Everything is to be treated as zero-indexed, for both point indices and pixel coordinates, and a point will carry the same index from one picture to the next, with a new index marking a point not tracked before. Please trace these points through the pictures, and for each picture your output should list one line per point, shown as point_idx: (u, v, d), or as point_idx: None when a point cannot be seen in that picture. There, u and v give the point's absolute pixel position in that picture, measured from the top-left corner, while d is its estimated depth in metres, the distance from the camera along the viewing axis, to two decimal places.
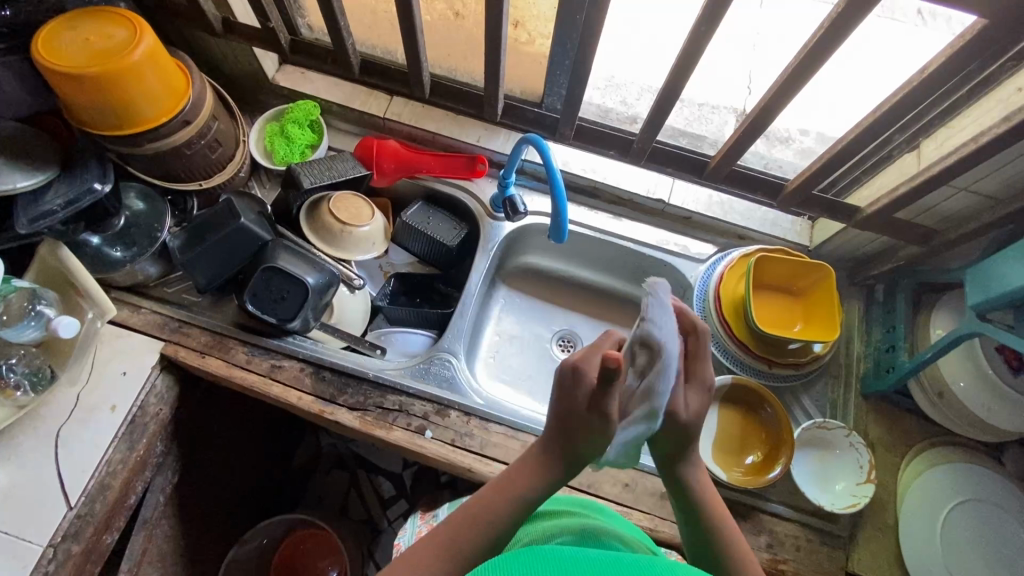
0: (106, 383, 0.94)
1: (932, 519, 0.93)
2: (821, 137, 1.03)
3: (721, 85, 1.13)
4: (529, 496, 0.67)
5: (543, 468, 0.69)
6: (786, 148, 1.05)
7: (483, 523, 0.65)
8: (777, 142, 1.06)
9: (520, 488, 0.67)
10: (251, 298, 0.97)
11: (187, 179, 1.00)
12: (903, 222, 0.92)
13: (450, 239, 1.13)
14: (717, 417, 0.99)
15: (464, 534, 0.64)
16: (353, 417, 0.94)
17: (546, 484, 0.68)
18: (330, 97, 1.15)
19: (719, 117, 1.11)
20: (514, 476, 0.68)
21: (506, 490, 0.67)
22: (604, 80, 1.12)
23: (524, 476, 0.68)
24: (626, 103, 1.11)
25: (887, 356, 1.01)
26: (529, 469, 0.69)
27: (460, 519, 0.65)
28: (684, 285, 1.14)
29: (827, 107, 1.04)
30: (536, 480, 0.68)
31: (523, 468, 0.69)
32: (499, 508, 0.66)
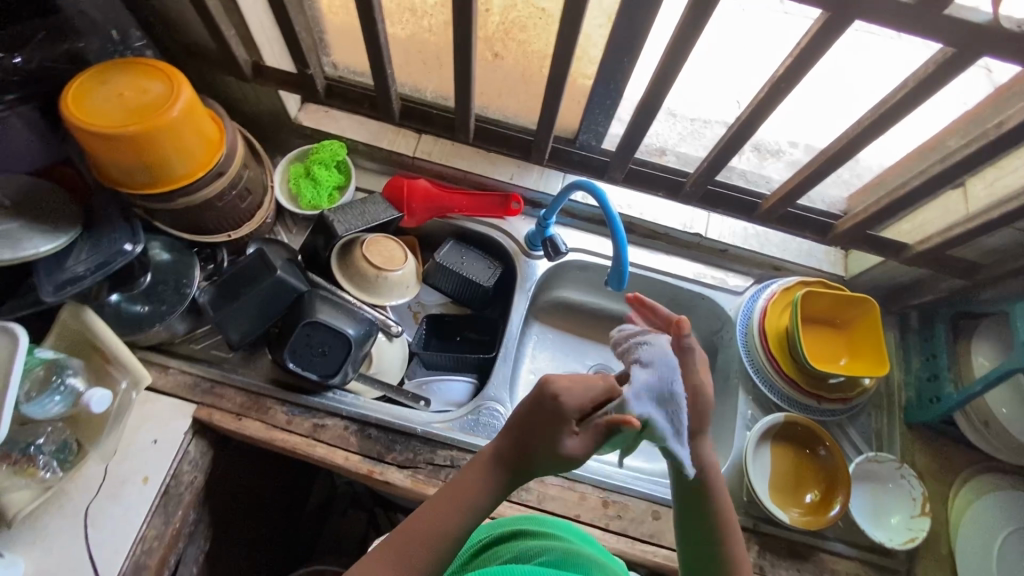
0: (135, 453, 0.88)
1: (987, 548, 0.94)
2: (810, 149, 0.95)
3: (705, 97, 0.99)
4: (483, 501, 0.63)
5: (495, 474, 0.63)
6: (776, 161, 0.99)
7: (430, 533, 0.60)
8: (767, 154, 1.00)
9: (470, 494, 0.63)
10: (291, 355, 0.92)
11: (215, 231, 0.95)
12: (950, 256, 0.92)
13: (485, 279, 1.10)
14: (770, 456, 0.98)
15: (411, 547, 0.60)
16: (405, 477, 0.90)
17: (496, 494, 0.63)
18: (356, 136, 1.11)
19: (712, 131, 1.02)
20: (468, 478, 0.63)
21: (456, 497, 0.62)
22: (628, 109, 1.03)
23: (473, 482, 0.63)
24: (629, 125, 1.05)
25: (929, 385, 1.02)
26: (481, 475, 0.63)
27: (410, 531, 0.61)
28: (723, 318, 1.13)
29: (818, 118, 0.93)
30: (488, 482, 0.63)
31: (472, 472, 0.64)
32: (447, 518, 0.61)
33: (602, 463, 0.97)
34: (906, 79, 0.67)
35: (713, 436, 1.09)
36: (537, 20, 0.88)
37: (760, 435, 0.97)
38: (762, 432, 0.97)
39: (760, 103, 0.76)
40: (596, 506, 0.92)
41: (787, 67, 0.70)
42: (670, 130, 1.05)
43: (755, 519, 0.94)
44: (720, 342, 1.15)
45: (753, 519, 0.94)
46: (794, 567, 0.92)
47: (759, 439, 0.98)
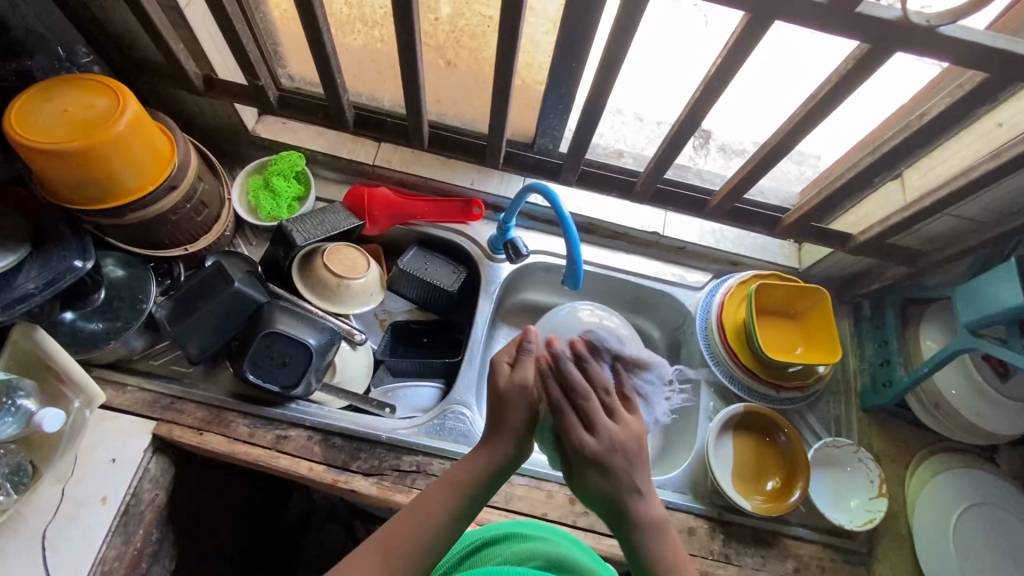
0: (93, 473, 0.86)
1: (942, 525, 0.97)
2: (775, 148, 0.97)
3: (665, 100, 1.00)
4: (473, 483, 0.67)
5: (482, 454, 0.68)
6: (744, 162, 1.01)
7: (423, 527, 0.65)
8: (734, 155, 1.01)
9: (458, 484, 0.67)
10: (251, 366, 0.91)
11: (172, 245, 0.94)
12: (893, 245, 0.96)
13: (449, 284, 1.11)
14: (733, 445, 1.00)
15: (400, 539, 0.64)
16: (371, 484, 0.90)
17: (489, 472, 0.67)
18: (315, 146, 1.11)
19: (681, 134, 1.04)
20: (457, 474, 0.67)
21: (449, 490, 0.67)
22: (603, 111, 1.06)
23: (465, 474, 0.67)
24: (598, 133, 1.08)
25: (882, 370, 1.05)
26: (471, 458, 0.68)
27: (396, 528, 0.65)
28: (684, 314, 1.15)
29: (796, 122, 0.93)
30: (478, 474, 0.67)
31: (464, 464, 0.68)
32: (440, 504, 0.66)
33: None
34: (830, 74, 0.70)
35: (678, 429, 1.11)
36: (484, 29, 0.89)
37: (721, 425, 0.99)
38: (723, 422, 1.00)
39: (698, 103, 0.78)
40: (562, 504, 0.93)
41: (717, 67, 0.72)
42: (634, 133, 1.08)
43: (719, 507, 0.96)
44: (683, 337, 1.17)
45: (717, 508, 0.96)
46: (758, 554, 0.94)
47: (720, 430, 1.00)
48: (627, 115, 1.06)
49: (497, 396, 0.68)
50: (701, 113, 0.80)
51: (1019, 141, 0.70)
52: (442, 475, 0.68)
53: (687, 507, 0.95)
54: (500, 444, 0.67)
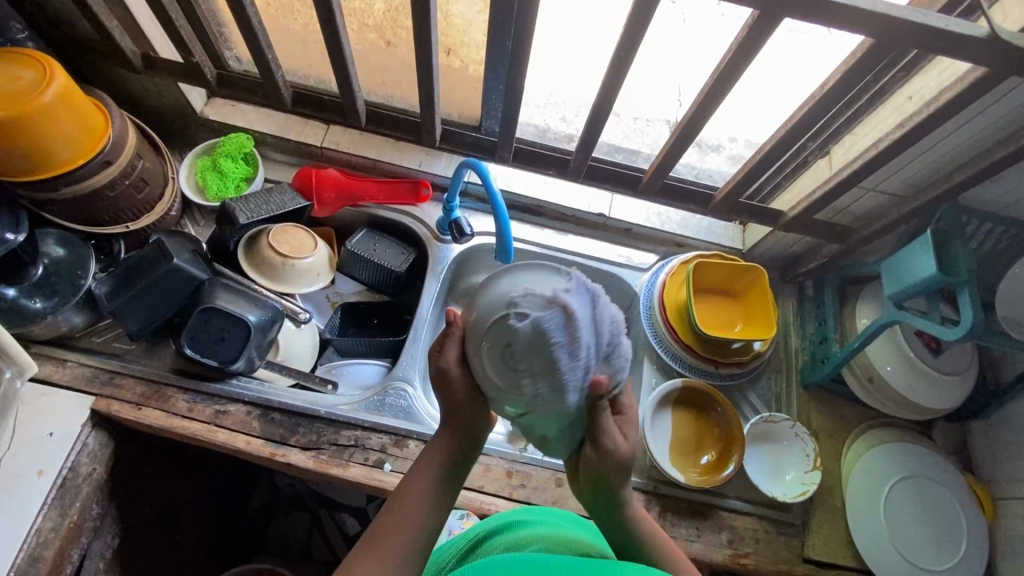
0: (29, 446, 0.87)
1: (875, 497, 0.98)
2: (749, 143, 1.00)
3: (648, 95, 1.01)
4: (451, 457, 0.67)
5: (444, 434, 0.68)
6: (718, 156, 1.04)
7: (405, 520, 0.62)
8: (709, 150, 1.04)
9: (431, 472, 0.66)
10: (189, 342, 0.92)
11: (112, 222, 0.95)
12: (824, 222, 0.98)
13: (397, 265, 1.12)
14: (672, 420, 1.02)
15: (390, 535, 0.61)
16: (308, 457, 0.91)
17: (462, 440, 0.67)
18: (263, 128, 1.12)
19: (654, 128, 1.06)
20: (430, 457, 0.67)
21: (422, 477, 0.65)
22: (543, 97, 1.07)
23: (433, 462, 0.66)
24: (565, 121, 1.09)
25: (821, 347, 1.07)
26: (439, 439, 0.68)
27: (379, 527, 0.62)
28: (631, 294, 1.17)
29: (751, 109, 0.95)
30: (445, 458, 0.67)
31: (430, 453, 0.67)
32: (425, 476, 0.65)
33: (512, 437, 1.00)
34: (731, 44, 0.71)
35: None
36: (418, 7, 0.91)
37: (659, 400, 1.01)
38: (662, 398, 1.01)
39: (614, 73, 0.80)
40: (499, 477, 0.94)
41: (626, 39, 0.74)
42: None
43: (654, 481, 0.97)
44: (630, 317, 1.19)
45: (655, 481, 0.97)
46: (693, 527, 0.95)
47: (659, 405, 1.01)
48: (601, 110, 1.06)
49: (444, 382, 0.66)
50: (618, 84, 0.82)
51: (921, 111, 0.72)
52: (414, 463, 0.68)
53: None
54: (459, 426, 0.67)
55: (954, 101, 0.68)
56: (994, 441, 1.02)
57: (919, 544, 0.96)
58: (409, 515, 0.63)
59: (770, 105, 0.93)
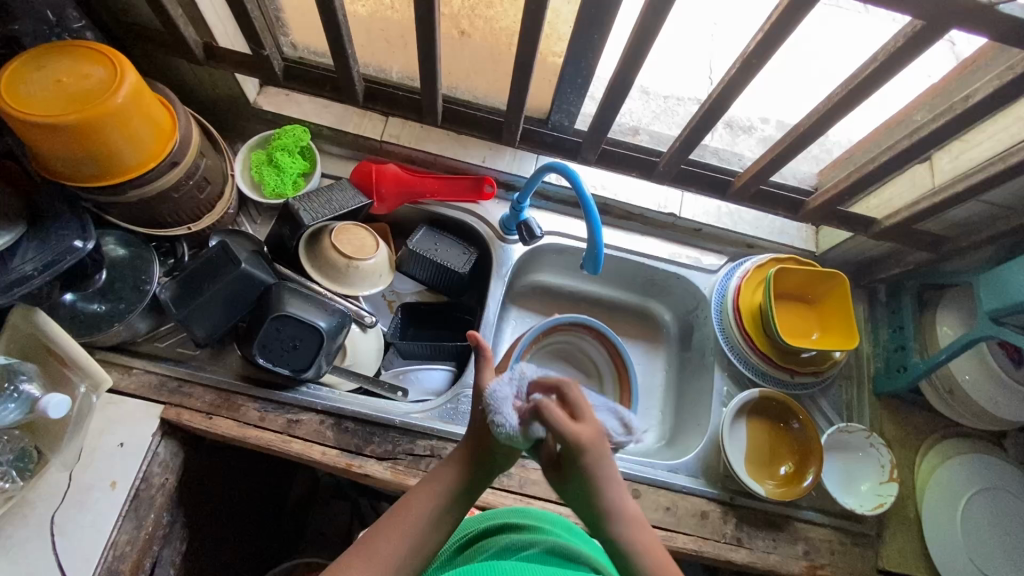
0: (101, 457, 0.85)
1: (951, 509, 0.98)
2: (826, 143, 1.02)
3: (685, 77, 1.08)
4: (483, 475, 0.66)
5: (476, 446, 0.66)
6: (748, 137, 1.05)
7: (401, 533, 0.60)
8: (740, 131, 1.05)
9: (441, 487, 0.64)
10: (261, 350, 0.89)
11: (174, 224, 0.91)
12: (917, 231, 0.94)
13: (460, 266, 1.08)
14: (747, 430, 1.00)
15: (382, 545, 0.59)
16: (385, 468, 0.89)
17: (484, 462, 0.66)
18: (320, 120, 1.07)
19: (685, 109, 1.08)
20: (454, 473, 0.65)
21: (428, 495, 0.64)
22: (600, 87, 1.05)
23: (443, 480, 0.65)
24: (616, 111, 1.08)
25: (897, 355, 1.05)
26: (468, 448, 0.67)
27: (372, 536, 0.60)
28: (698, 297, 1.14)
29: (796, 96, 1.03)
30: (456, 481, 0.65)
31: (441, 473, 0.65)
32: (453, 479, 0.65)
33: None
34: (876, 52, 0.65)
35: (689, 413, 1.11)
36: None
37: (736, 410, 0.99)
38: (739, 407, 0.99)
39: (729, 80, 0.75)
40: None
41: (754, 44, 0.69)
42: (647, 112, 1.08)
43: (731, 492, 0.97)
44: (695, 320, 1.16)
45: (730, 492, 0.96)
46: (770, 538, 0.94)
47: (735, 415, 1.00)
48: (635, 90, 1.08)
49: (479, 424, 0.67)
50: (728, 91, 0.77)
51: None
52: (421, 480, 0.66)
53: (701, 491, 0.95)
54: (481, 444, 0.67)
55: None
56: None
57: (995, 559, 0.95)
58: (408, 529, 0.60)
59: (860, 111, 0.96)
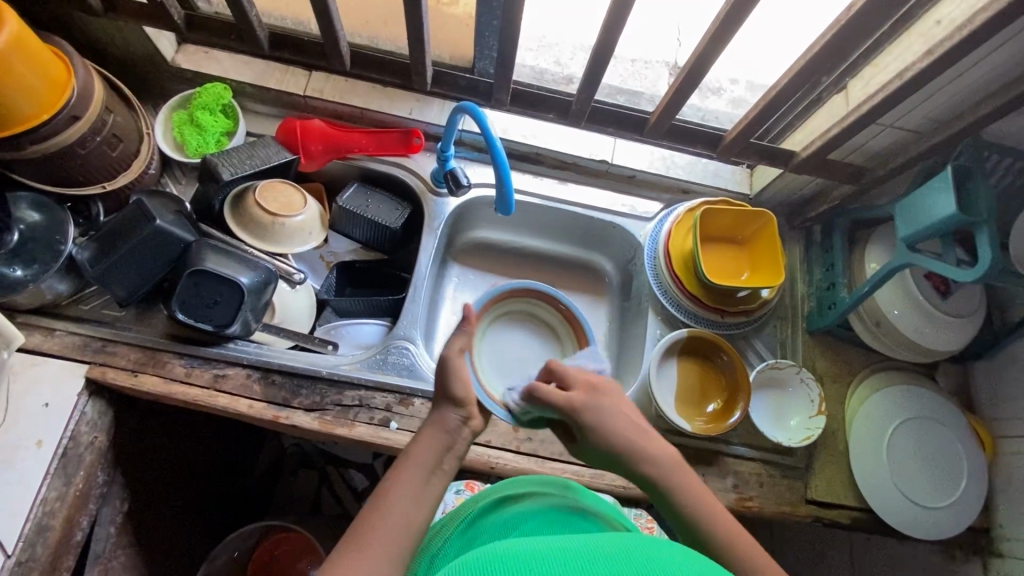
0: (26, 417, 0.85)
1: (878, 438, 1.00)
2: (751, 85, 1.05)
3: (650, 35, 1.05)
4: (447, 450, 0.66)
5: (434, 431, 0.67)
6: (718, 99, 1.07)
7: (390, 511, 0.59)
8: (710, 93, 1.07)
9: (420, 459, 0.64)
10: (181, 306, 0.89)
11: (87, 182, 0.90)
12: (837, 163, 0.94)
13: (393, 221, 1.07)
14: (676, 370, 1.02)
15: (375, 531, 0.57)
16: (313, 419, 0.90)
17: (444, 445, 0.66)
18: (241, 77, 1.06)
19: (653, 72, 1.08)
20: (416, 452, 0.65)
21: (410, 469, 0.63)
22: (536, 41, 1.08)
23: (420, 454, 0.64)
24: (560, 63, 1.08)
25: (828, 293, 1.06)
26: (428, 436, 0.66)
27: (365, 525, 0.58)
28: (634, 245, 1.14)
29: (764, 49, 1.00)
30: (435, 449, 0.65)
31: (419, 445, 0.65)
32: (424, 452, 0.65)
33: None
34: None
35: (627, 358, 1.12)
36: None
37: (665, 350, 1.01)
38: (667, 347, 1.01)
39: (621, 8, 0.75)
40: (506, 432, 0.94)
41: None
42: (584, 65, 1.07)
43: (660, 430, 0.98)
44: (633, 269, 1.17)
45: (659, 430, 0.98)
46: (699, 472, 0.96)
47: (664, 354, 1.02)
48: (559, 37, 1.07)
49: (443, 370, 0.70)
50: (624, 19, 0.76)
51: (952, 35, 0.67)
52: (400, 457, 0.65)
53: None
54: (446, 416, 0.67)
55: (991, 23, 0.63)
56: (995, 380, 1.02)
57: (921, 484, 0.97)
58: (396, 506, 0.59)
59: (778, 53, 0.98)
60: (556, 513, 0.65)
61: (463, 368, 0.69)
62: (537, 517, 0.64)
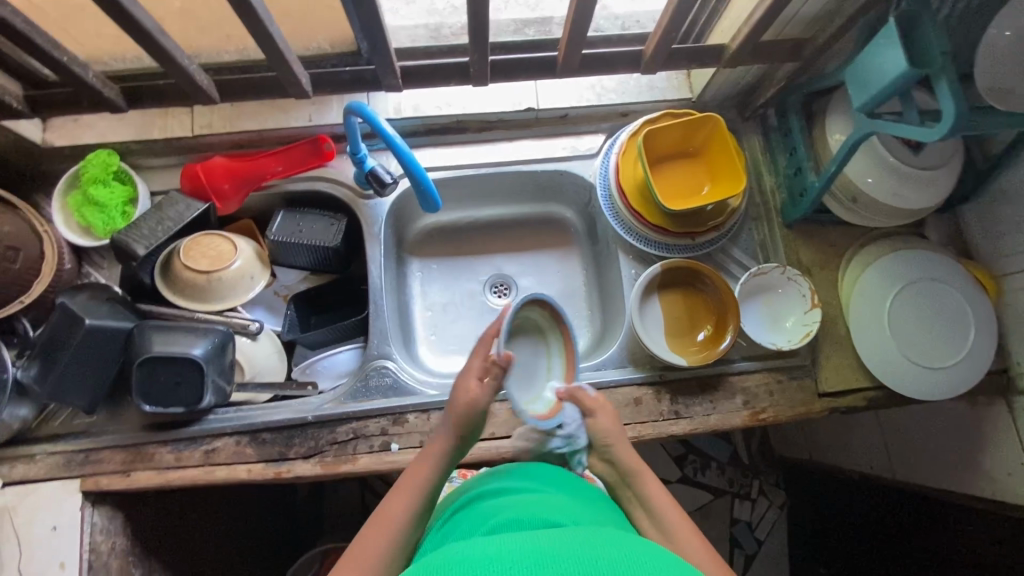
0: (40, 546, 0.86)
1: (877, 315, 0.96)
2: None
3: None
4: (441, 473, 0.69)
5: (431, 464, 0.69)
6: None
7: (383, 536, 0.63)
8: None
9: (418, 486, 0.67)
10: (145, 398, 0.86)
11: (3, 302, 0.85)
12: (769, 43, 0.86)
13: (331, 239, 1.00)
14: (661, 306, 0.99)
15: (367, 548, 0.62)
16: (314, 464, 0.89)
17: (440, 473, 0.69)
18: (121, 136, 0.97)
19: None
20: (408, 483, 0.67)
21: (406, 493, 0.66)
22: None
23: (416, 479, 0.68)
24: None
25: (796, 179, 0.99)
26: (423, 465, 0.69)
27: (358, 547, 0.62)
28: (586, 187, 1.07)
29: None
30: (434, 473, 0.69)
31: (416, 469, 0.69)
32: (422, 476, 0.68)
33: None
34: None
35: (611, 304, 1.08)
36: None
37: (644, 289, 0.97)
38: (645, 286, 0.97)
39: None
40: (507, 419, 0.93)
41: None
42: None
43: (657, 370, 0.96)
44: (593, 211, 1.11)
45: (658, 371, 0.96)
46: (708, 400, 0.95)
47: (646, 294, 0.98)
48: None
49: (463, 407, 0.71)
50: None
51: None
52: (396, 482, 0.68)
53: (628, 379, 0.95)
54: (443, 445, 0.70)
55: None
56: (987, 220, 0.97)
57: (929, 348, 0.95)
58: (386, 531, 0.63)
59: None
60: (545, 500, 0.64)
61: (482, 412, 0.72)
62: (522, 502, 0.63)
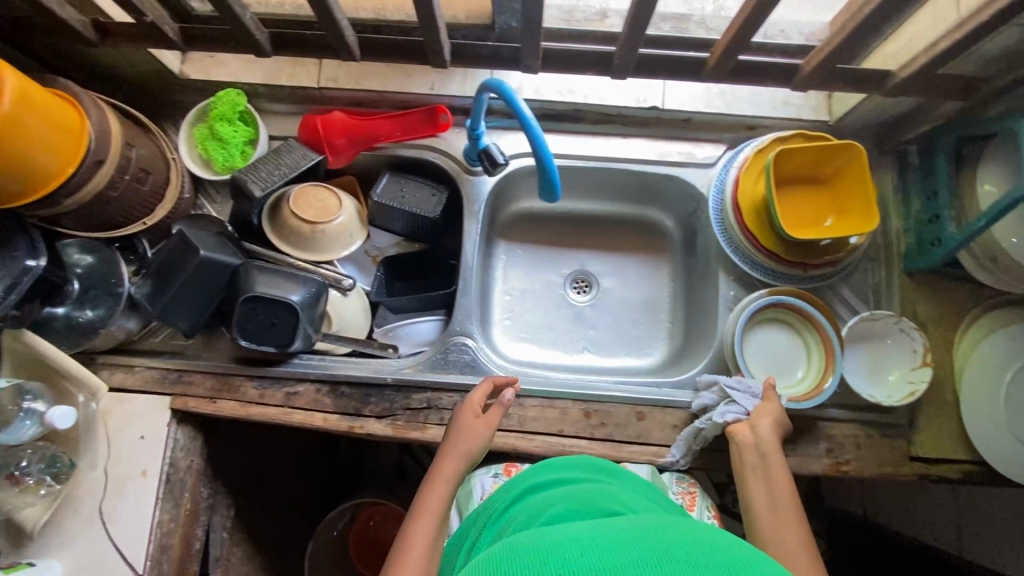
0: (127, 452, 0.91)
1: (993, 386, 0.89)
2: None
3: None
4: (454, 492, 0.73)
5: (447, 485, 0.72)
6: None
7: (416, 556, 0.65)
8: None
9: (437, 507, 0.70)
10: (241, 333, 0.90)
11: (128, 222, 0.90)
12: (940, 78, 0.79)
13: (430, 209, 1.00)
14: (766, 337, 0.95)
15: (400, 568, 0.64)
16: (385, 425, 0.91)
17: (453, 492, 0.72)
18: (253, 79, 1.00)
19: None
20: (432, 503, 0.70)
21: (430, 514, 0.69)
22: None
23: (436, 498, 0.71)
24: None
25: (931, 227, 0.91)
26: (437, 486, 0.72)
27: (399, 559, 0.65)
28: (696, 197, 1.03)
29: None
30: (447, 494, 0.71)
31: (432, 492, 0.71)
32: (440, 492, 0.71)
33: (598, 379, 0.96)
34: None
35: (698, 322, 1.04)
36: None
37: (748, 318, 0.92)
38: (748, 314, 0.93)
39: None
40: (578, 419, 0.92)
41: None
42: None
43: None
44: (696, 223, 1.07)
45: None
46: (789, 440, 0.90)
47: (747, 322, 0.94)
48: None
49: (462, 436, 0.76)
50: None
51: None
52: (417, 502, 0.71)
53: None
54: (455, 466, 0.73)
55: None
56: None
57: None
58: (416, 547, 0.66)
59: None
60: (596, 491, 0.67)
61: (482, 438, 0.76)
62: (575, 495, 0.66)
